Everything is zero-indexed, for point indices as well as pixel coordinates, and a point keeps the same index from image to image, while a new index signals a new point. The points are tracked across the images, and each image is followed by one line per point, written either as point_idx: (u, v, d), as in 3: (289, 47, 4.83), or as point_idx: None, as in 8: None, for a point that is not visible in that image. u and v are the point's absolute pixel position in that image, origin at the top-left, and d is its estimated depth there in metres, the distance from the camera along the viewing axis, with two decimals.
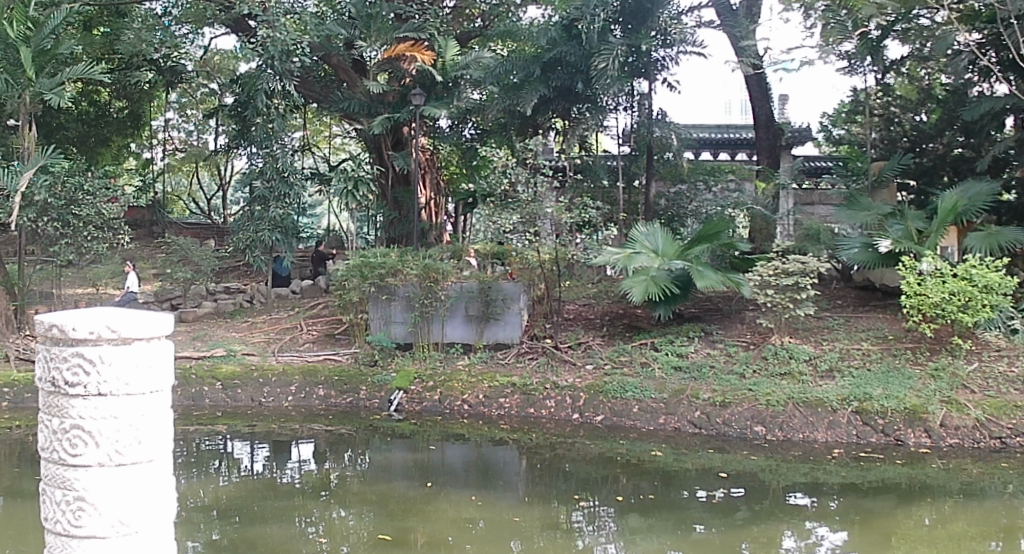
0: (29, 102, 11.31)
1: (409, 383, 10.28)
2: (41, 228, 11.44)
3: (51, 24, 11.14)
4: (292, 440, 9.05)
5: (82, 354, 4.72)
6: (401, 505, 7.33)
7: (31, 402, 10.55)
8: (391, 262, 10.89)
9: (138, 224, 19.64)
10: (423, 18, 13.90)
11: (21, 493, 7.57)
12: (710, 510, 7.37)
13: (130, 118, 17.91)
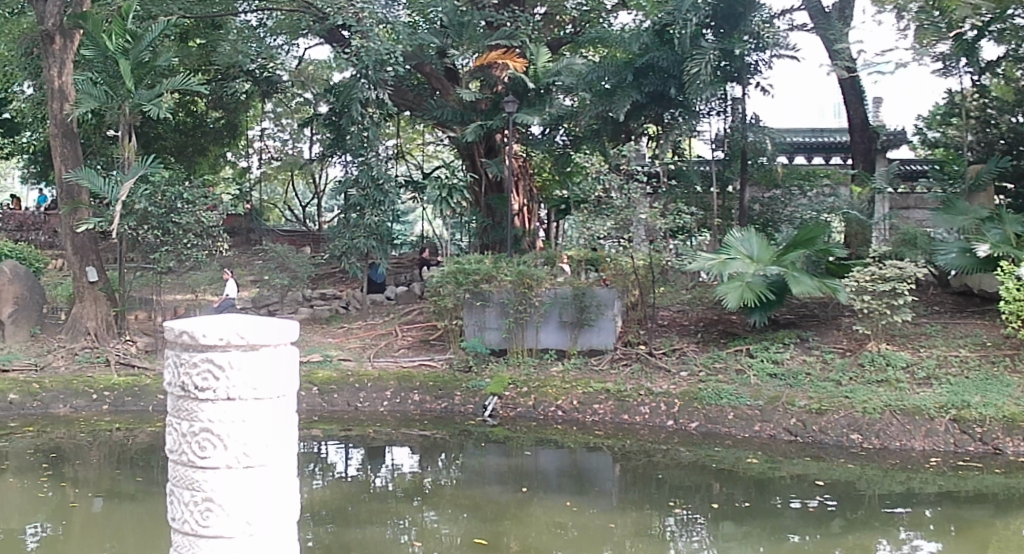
0: (128, 113, 11.52)
1: (502, 388, 10.17)
2: (142, 236, 11.56)
3: (148, 37, 11.32)
4: (386, 445, 9.08)
5: (214, 360, 5.18)
6: (494, 510, 7.30)
7: (131, 406, 10.60)
8: (486, 268, 11.03)
9: (235, 232, 18.63)
10: (514, 26, 14.08)
11: (119, 495, 7.63)
12: (802, 518, 7.24)
13: (227, 128, 17.96)
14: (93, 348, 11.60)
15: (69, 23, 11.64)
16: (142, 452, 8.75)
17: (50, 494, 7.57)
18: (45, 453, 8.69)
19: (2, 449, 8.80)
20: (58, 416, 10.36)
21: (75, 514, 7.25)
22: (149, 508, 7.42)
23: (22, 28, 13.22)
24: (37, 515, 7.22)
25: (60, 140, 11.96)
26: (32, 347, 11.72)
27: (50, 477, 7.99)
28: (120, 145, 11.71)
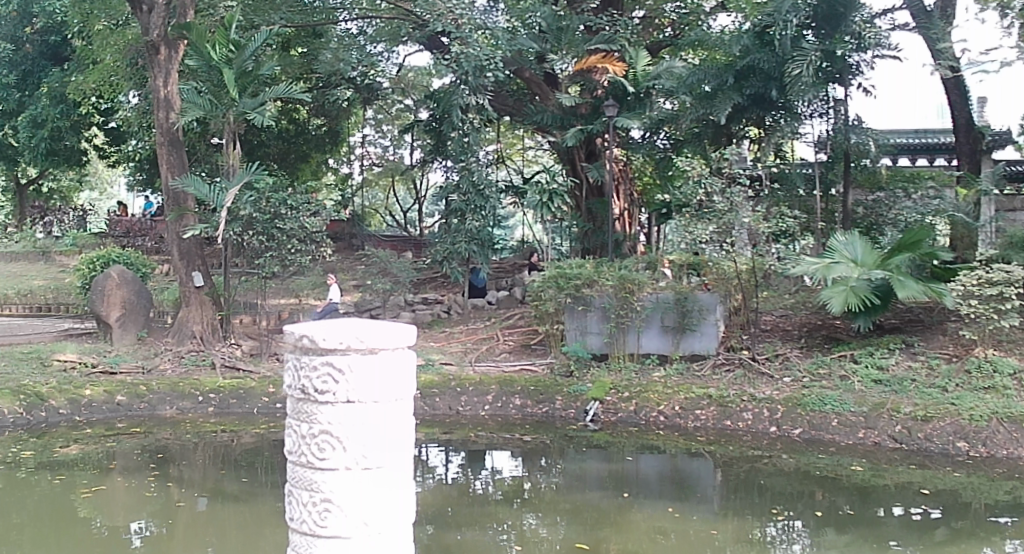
0: (233, 121, 11.67)
1: (604, 393, 10.21)
2: (247, 241, 11.63)
3: (252, 46, 11.40)
4: (486, 449, 9.11)
5: (333, 365, 5.25)
6: (596, 514, 7.26)
7: (236, 408, 10.55)
8: (587, 273, 10.98)
9: (339, 237, 18.75)
10: (614, 29, 13.84)
11: (224, 495, 7.71)
12: (907, 527, 7.07)
13: (328, 134, 18.25)
14: (200, 352, 11.68)
15: (174, 33, 11.82)
16: (246, 454, 8.84)
17: (156, 495, 7.66)
18: (155, 453, 8.82)
19: (113, 449, 8.98)
20: (165, 417, 10.39)
21: (179, 514, 7.35)
22: (251, 510, 7.46)
23: (127, 39, 13.66)
24: (144, 514, 7.36)
25: (167, 148, 12.20)
26: (140, 350, 11.93)
27: (157, 478, 8.10)
28: (225, 152, 11.91)
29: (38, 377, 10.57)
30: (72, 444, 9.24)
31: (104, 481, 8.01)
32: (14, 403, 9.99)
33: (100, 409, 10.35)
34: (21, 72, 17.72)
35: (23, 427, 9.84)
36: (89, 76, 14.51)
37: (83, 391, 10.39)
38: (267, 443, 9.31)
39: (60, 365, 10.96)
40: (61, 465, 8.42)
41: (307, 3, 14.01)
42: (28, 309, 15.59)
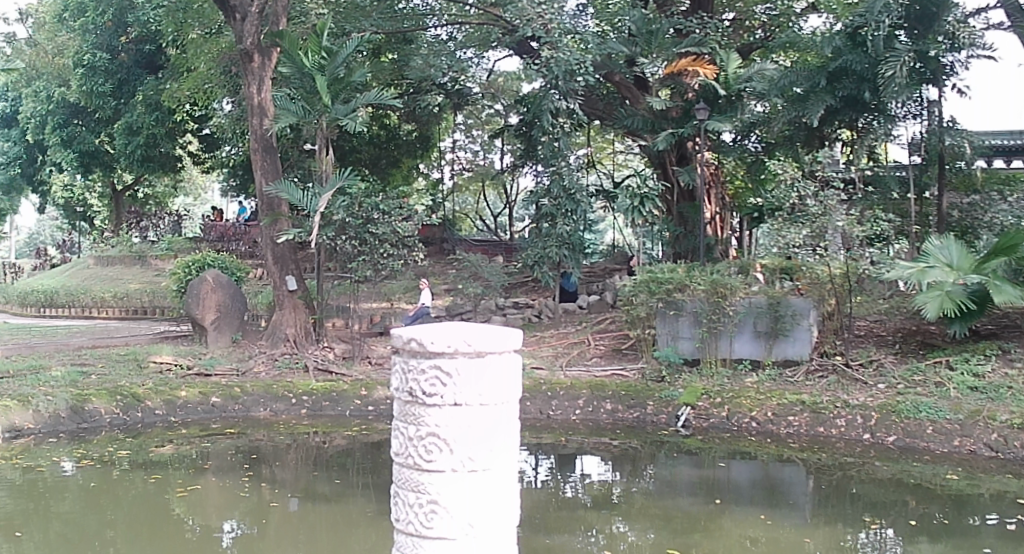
0: (326, 127, 11.78)
1: (696, 398, 10.12)
2: (340, 245, 11.82)
3: (343, 52, 11.59)
4: (576, 453, 9.13)
5: (441, 368, 5.15)
6: (688, 521, 7.23)
7: (328, 411, 10.55)
8: (678, 277, 11.15)
9: (431, 242, 18.66)
10: (704, 32, 13.61)
11: (317, 496, 7.77)
12: (1002, 537, 6.92)
13: (419, 139, 18.91)
14: (293, 355, 11.76)
15: (267, 40, 11.99)
16: (336, 455, 8.90)
17: (248, 494, 7.77)
18: (247, 454, 8.91)
19: (206, 449, 9.10)
20: (259, 419, 10.37)
21: (271, 514, 7.43)
22: (342, 510, 7.52)
23: (220, 47, 14.01)
24: (233, 514, 7.45)
25: (261, 154, 12.37)
26: (235, 353, 12.03)
27: (250, 478, 8.19)
28: (317, 158, 11.94)
29: (135, 378, 10.69)
30: (167, 444, 9.37)
31: (197, 479, 8.14)
32: (111, 403, 9.98)
33: (195, 410, 10.32)
34: (115, 81, 18.40)
35: (119, 428, 9.86)
36: (184, 84, 15.04)
37: (178, 393, 10.38)
38: (359, 445, 9.32)
39: (156, 366, 11.09)
40: (156, 463, 8.60)
41: (396, 10, 14.37)
42: (128, 312, 17.38)
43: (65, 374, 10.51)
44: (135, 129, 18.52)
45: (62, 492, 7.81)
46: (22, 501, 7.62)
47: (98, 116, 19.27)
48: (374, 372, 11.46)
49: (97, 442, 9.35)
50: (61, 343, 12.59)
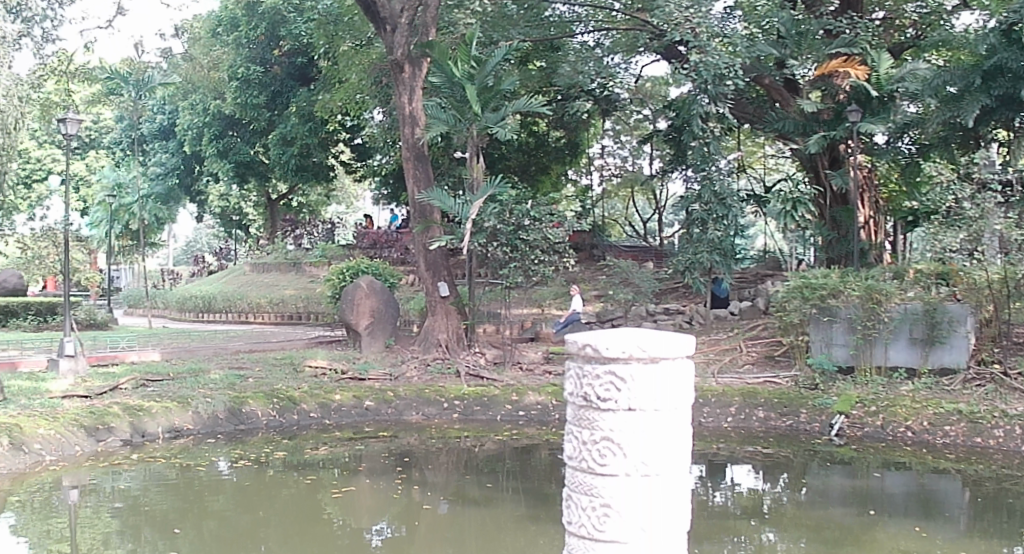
0: (476, 135, 11.94)
1: (850, 407, 10.16)
2: (491, 252, 11.83)
3: (492, 61, 11.67)
4: (727, 461, 9.20)
5: (615, 373, 4.81)
6: (837, 529, 7.26)
7: (480, 415, 10.73)
8: (833, 283, 11.13)
9: (580, 248, 18.99)
10: (855, 33, 13.60)
11: (469, 500, 7.89)
12: None
13: (567, 146, 19.06)
14: (445, 360, 11.96)
15: (417, 51, 12.16)
16: (486, 459, 9.00)
17: (402, 496, 7.96)
18: (400, 457, 9.06)
19: (360, 451, 9.32)
20: (410, 423, 10.59)
21: (422, 516, 7.60)
22: (493, 514, 7.63)
23: (371, 59, 14.62)
24: (383, 515, 7.63)
25: (413, 162, 12.61)
26: (388, 358, 12.30)
27: (403, 480, 8.34)
28: (470, 166, 12.14)
29: (292, 381, 10.96)
30: (321, 446, 9.61)
31: (351, 481, 8.32)
32: (268, 405, 10.23)
33: (349, 413, 10.58)
34: (270, 92, 20.02)
35: (274, 429, 10.11)
36: (337, 95, 15.85)
37: (332, 396, 10.65)
38: (508, 449, 9.45)
39: (312, 371, 11.40)
40: (307, 465, 8.80)
41: (543, 19, 14.52)
42: (283, 318, 18.09)
43: (223, 376, 10.84)
44: (289, 139, 19.62)
45: (217, 491, 8.06)
46: (183, 500, 7.87)
47: (253, 127, 20.72)
48: (525, 377, 11.52)
49: (254, 443, 9.59)
50: (221, 348, 12.90)
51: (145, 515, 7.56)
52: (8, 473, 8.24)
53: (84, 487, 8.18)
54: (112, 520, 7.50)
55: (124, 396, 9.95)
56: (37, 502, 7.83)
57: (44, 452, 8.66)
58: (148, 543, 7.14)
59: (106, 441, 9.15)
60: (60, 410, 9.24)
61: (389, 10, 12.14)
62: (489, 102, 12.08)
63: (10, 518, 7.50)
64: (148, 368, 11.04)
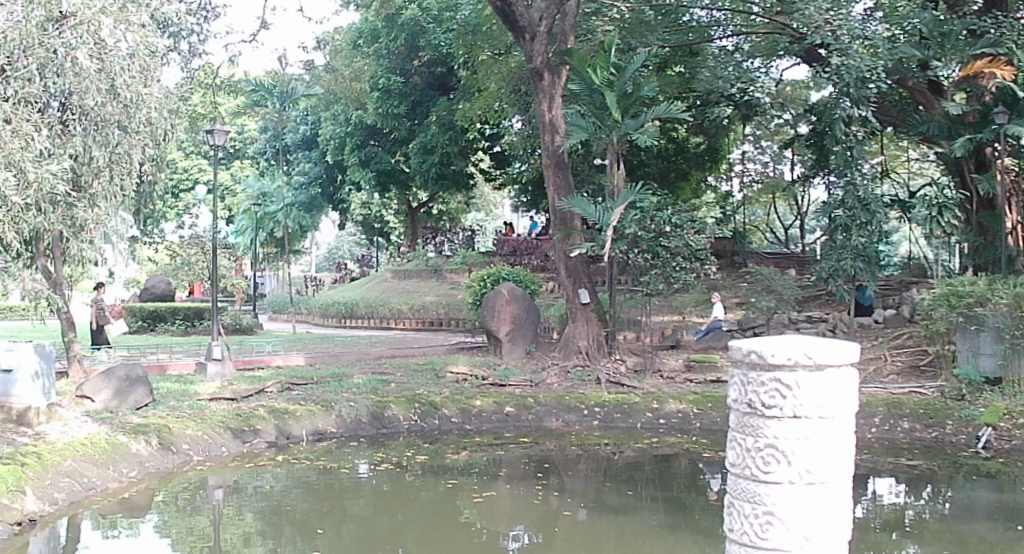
0: (617, 142, 11.94)
1: (998, 419, 10.01)
2: (632, 259, 11.78)
3: (631, 67, 11.63)
4: (871, 474, 9.07)
5: (780, 379, 4.25)
6: (992, 545, 7.05)
7: (619, 423, 10.77)
8: (980, 291, 10.92)
9: (721, 255, 19.05)
10: (1000, 31, 12.84)
11: (610, 509, 7.91)
12: None
13: (708, 152, 18.98)
14: (585, 367, 11.98)
15: (557, 59, 12.23)
16: (626, 467, 9.01)
17: (541, 503, 8.01)
18: (539, 463, 9.12)
19: (500, 456, 9.42)
20: (551, 429, 10.69)
21: (561, 523, 7.66)
22: (631, 523, 7.63)
23: (511, 67, 15.16)
24: (520, 522, 7.69)
25: (554, 170, 12.73)
26: (529, 364, 12.45)
27: (543, 487, 8.40)
28: (610, 172, 12.19)
29: (433, 387, 11.14)
30: (462, 450, 9.73)
31: (492, 486, 8.43)
32: (410, 410, 10.46)
33: (489, 419, 10.71)
34: (411, 102, 20.41)
35: (416, 433, 10.29)
36: (477, 104, 16.30)
37: (473, 402, 10.81)
38: (648, 457, 9.41)
39: (454, 377, 11.59)
40: (445, 470, 8.90)
41: (681, 23, 14.54)
42: (424, 323, 18.67)
43: (366, 381, 11.12)
44: (430, 147, 20.16)
45: (356, 493, 8.22)
46: (320, 502, 8.05)
47: (395, 136, 21.08)
48: (665, 385, 11.43)
49: (396, 447, 9.74)
50: (364, 353, 13.28)
51: (285, 516, 7.73)
52: (157, 471, 8.61)
53: (227, 487, 8.43)
54: (253, 520, 7.69)
55: (271, 399, 10.29)
56: (182, 500, 8.09)
57: (191, 452, 9.02)
58: (289, 542, 7.31)
59: (251, 443, 9.47)
60: (208, 412, 9.60)
61: (528, 18, 12.24)
62: (629, 108, 11.92)
63: (156, 515, 7.80)
64: (293, 373, 11.41)
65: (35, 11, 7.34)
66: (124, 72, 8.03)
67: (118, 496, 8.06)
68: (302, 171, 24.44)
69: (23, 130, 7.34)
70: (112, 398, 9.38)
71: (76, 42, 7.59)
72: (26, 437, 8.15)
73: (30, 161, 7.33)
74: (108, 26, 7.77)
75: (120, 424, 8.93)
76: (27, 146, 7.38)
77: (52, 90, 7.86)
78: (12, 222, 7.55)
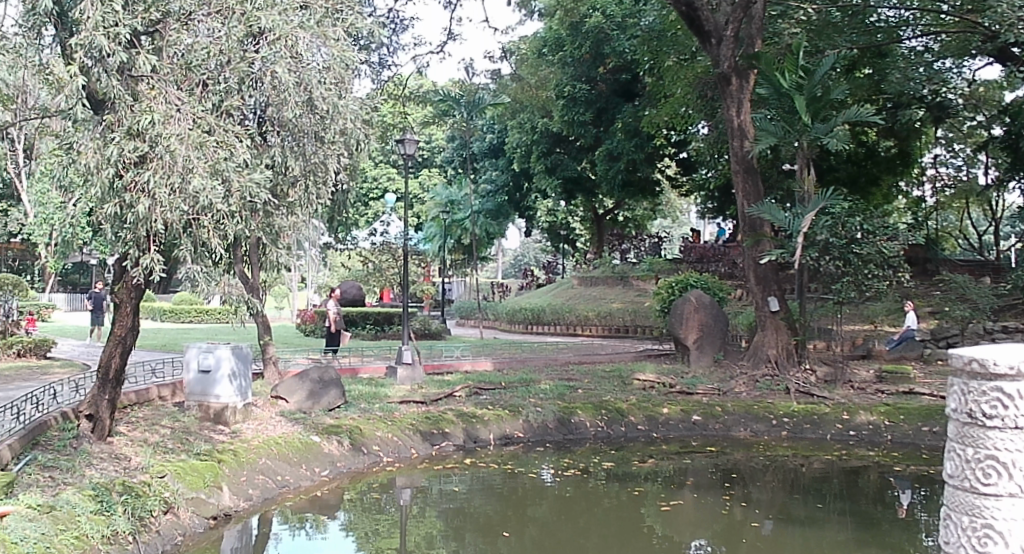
0: (807, 145, 12.06)
1: None
2: (822, 266, 11.85)
3: (821, 69, 11.57)
4: None
5: (1007, 388, 3.76)
6: None
7: (809, 434, 10.81)
8: None
9: (914, 261, 19.50)
10: None
11: (799, 522, 7.84)
12: None
13: (899, 156, 18.58)
14: (774, 377, 12.17)
15: (745, 63, 12.48)
16: (814, 480, 8.99)
17: (729, 513, 8.04)
18: (726, 473, 9.16)
19: (686, 465, 9.50)
20: (739, 438, 10.75)
21: (747, 534, 7.61)
22: (821, 535, 7.55)
23: (697, 72, 15.26)
24: (704, 533, 7.68)
25: (744, 176, 12.89)
26: (717, 373, 12.72)
27: (731, 497, 8.46)
28: (800, 178, 12.33)
29: (620, 394, 11.45)
30: (649, 458, 9.85)
31: (678, 494, 8.52)
32: (596, 417, 10.68)
33: (677, 427, 10.85)
34: (596, 109, 20.68)
35: (603, 440, 10.47)
36: (663, 110, 16.80)
37: (660, 410, 10.98)
38: (836, 470, 9.38)
39: (642, 385, 11.93)
40: (629, 477, 9.01)
41: (868, 25, 14.36)
42: (610, 329, 20.03)
43: (554, 387, 11.56)
44: (616, 155, 20.62)
45: (539, 498, 8.36)
46: (505, 504, 8.22)
47: (582, 144, 21.77)
48: (857, 396, 11.60)
49: (583, 453, 9.96)
50: (551, 358, 13.99)
51: (467, 519, 7.85)
52: (347, 471, 8.97)
53: (415, 488, 8.69)
54: (437, 521, 7.83)
55: (462, 402, 10.75)
56: (370, 499, 8.38)
57: (382, 453, 9.39)
58: (471, 544, 7.45)
59: (441, 445, 9.79)
60: (397, 415, 10.01)
61: (713, 22, 12.47)
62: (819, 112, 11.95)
63: (343, 514, 8.05)
64: (480, 378, 12.07)
65: (236, 29, 7.62)
66: (320, 85, 8.26)
67: (310, 494, 8.41)
68: (489, 180, 25.81)
69: (227, 141, 7.68)
70: (306, 399, 9.93)
71: (273, 56, 7.83)
72: (222, 436, 8.62)
73: (234, 170, 7.66)
74: (304, 41, 7.97)
75: (313, 424, 9.39)
76: (232, 156, 7.75)
77: (250, 104, 8.21)
78: (217, 227, 7.71)
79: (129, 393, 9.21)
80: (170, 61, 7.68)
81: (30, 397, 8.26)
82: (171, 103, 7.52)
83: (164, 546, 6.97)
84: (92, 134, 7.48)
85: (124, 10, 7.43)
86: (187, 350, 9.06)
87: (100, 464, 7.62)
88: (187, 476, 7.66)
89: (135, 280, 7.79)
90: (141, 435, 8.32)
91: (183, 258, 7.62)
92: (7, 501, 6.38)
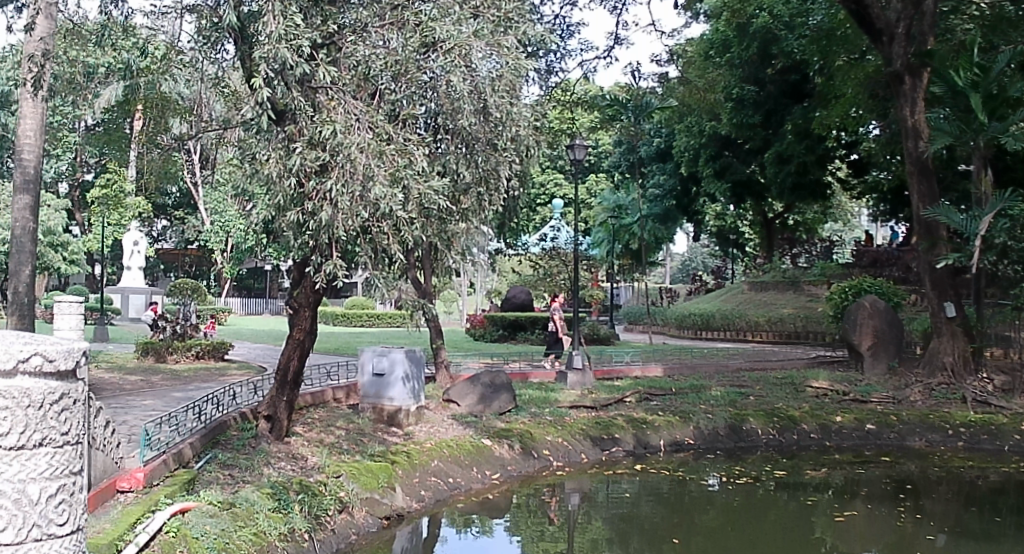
0: (982, 145, 12.18)
1: None
2: (1000, 270, 12.41)
3: (997, 66, 11.65)
4: None
5: None
6: None
7: (986, 444, 10.57)
8: None
9: None
10: None
11: (975, 536, 7.57)
12: None
13: None
14: (950, 385, 12.29)
15: (918, 61, 12.67)
16: (991, 494, 8.71)
17: (903, 525, 7.84)
18: (900, 484, 8.99)
19: (859, 475, 9.37)
20: (915, 448, 10.61)
21: (919, 545, 7.41)
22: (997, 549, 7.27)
23: (868, 72, 15.31)
24: (874, 543, 7.52)
25: (918, 178, 13.13)
26: (892, 381, 12.85)
27: (905, 508, 8.26)
28: (976, 178, 12.62)
29: (793, 401, 11.41)
30: (822, 467, 9.75)
31: (849, 504, 8.37)
32: (768, 425, 10.60)
33: (850, 436, 10.71)
34: (765, 111, 20.47)
35: (774, 448, 10.39)
36: (832, 111, 16.50)
37: (833, 419, 10.87)
38: (1015, 484, 9.06)
39: (815, 392, 11.88)
40: (797, 486, 8.91)
41: None
42: (782, 336, 20.24)
43: (725, 394, 11.57)
44: (786, 157, 20.51)
45: (706, 506, 8.32)
46: (673, 512, 8.19)
47: (753, 147, 21.67)
48: None
49: (753, 461, 9.89)
50: (722, 365, 14.11)
51: (631, 524, 7.83)
52: (518, 475, 9.14)
53: (583, 494, 8.77)
54: (603, 527, 7.84)
55: (634, 408, 10.90)
56: (539, 504, 8.49)
57: (552, 458, 9.54)
58: (636, 548, 7.43)
59: (610, 451, 9.92)
60: (568, 420, 10.21)
61: (883, 20, 12.75)
62: (995, 109, 12.06)
63: (510, 518, 8.14)
64: (652, 384, 12.08)
65: (412, 39, 7.77)
66: (492, 92, 8.41)
67: (481, 496, 8.59)
68: (658, 183, 25.64)
69: (406, 150, 7.75)
70: (477, 402, 10.21)
71: (448, 66, 7.89)
72: (396, 438, 8.91)
73: (413, 178, 7.68)
74: (478, 50, 7.92)
75: (487, 428, 9.67)
76: (410, 165, 7.79)
77: (424, 112, 8.37)
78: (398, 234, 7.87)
79: (306, 395, 9.81)
80: (349, 73, 7.88)
81: (210, 398, 8.52)
82: (350, 113, 7.66)
83: (338, 544, 7.08)
84: (273, 144, 7.76)
85: (305, 24, 7.70)
86: (360, 355, 9.40)
87: (278, 463, 7.88)
88: (362, 476, 7.86)
89: (315, 285, 8.04)
90: (317, 436, 8.61)
91: (365, 266, 7.82)
92: (192, 498, 6.67)
